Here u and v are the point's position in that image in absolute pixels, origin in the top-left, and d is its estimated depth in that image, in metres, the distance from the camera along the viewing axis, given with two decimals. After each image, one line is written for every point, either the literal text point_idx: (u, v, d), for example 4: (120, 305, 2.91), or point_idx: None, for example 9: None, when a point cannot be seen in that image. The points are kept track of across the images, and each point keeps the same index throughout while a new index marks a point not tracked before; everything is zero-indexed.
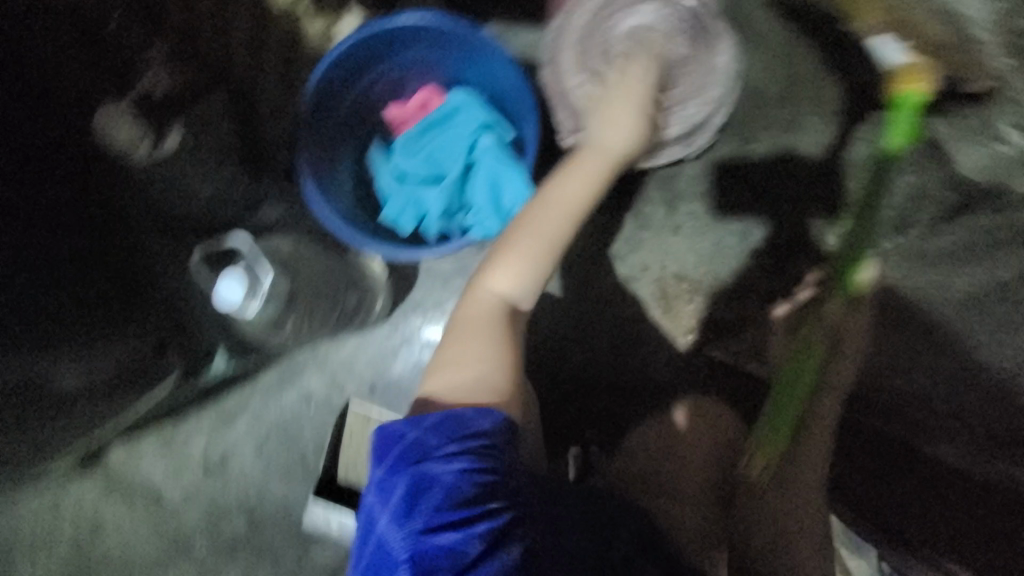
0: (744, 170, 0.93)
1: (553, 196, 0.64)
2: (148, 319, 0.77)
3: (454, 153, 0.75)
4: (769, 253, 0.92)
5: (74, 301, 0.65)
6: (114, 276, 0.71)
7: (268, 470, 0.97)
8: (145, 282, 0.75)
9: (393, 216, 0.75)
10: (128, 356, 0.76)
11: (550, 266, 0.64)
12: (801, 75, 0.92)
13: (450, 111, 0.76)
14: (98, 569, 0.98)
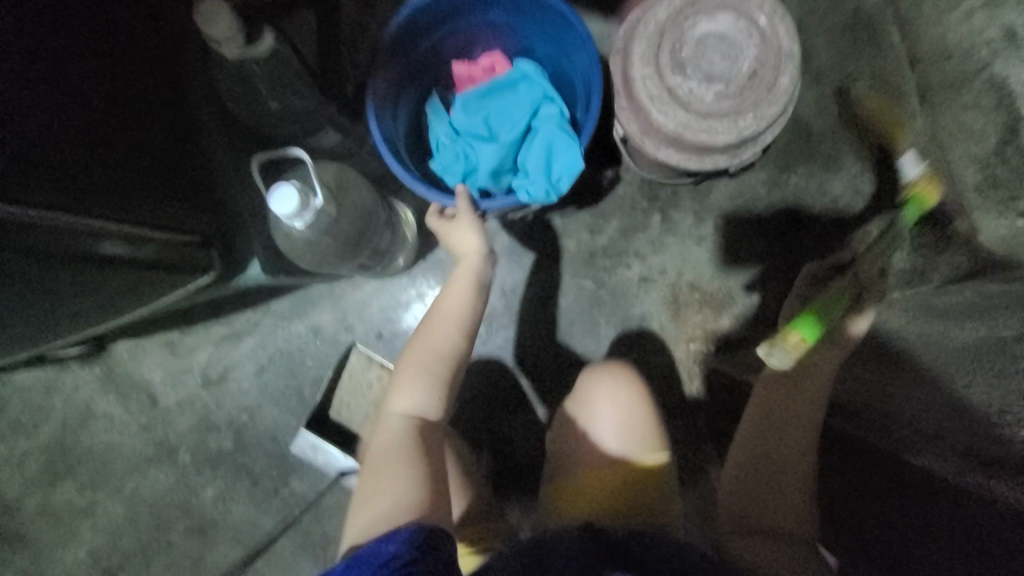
0: (775, 197, 0.96)
1: (436, 314, 0.70)
2: (192, 209, 0.69)
3: (512, 117, 0.78)
4: (784, 280, 0.96)
5: (97, 149, 0.58)
6: (157, 150, 0.65)
7: (264, 394, 1.00)
8: (190, 171, 0.69)
9: (442, 167, 0.79)
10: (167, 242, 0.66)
11: (447, 375, 0.68)
12: (846, 118, 0.96)
13: (516, 78, 0.79)
14: (83, 456, 1.01)
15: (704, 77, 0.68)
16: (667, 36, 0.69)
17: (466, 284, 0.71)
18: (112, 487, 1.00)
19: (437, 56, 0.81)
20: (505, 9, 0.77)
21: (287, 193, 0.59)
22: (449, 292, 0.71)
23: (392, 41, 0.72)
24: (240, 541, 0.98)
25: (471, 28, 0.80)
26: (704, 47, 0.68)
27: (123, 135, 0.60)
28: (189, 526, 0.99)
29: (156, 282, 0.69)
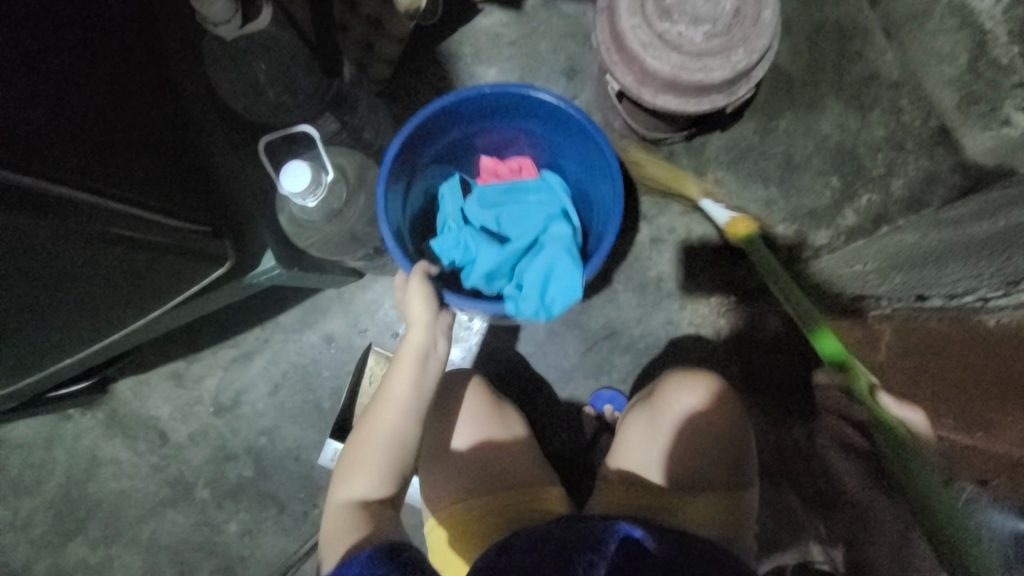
0: (769, 143, 0.98)
1: (382, 388, 0.67)
2: (199, 202, 0.61)
3: (521, 229, 0.81)
4: (793, 222, 0.97)
5: (100, 136, 0.50)
6: (156, 136, 0.57)
7: (281, 413, 0.95)
8: (193, 158, 0.62)
9: (440, 248, 0.80)
10: (180, 236, 0.57)
11: (399, 442, 0.65)
12: (822, 60, 0.99)
13: (537, 188, 0.84)
14: (97, 506, 0.95)
15: (690, 20, 0.69)
16: None
17: (413, 360, 0.66)
18: (129, 536, 0.95)
19: (469, 145, 0.84)
20: (538, 120, 0.79)
21: (296, 170, 0.59)
22: (397, 364, 0.67)
23: (421, 129, 0.73)
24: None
25: (507, 133, 0.83)
26: None
27: (114, 116, 0.52)
28: (215, 567, 0.93)
29: (171, 278, 0.61)
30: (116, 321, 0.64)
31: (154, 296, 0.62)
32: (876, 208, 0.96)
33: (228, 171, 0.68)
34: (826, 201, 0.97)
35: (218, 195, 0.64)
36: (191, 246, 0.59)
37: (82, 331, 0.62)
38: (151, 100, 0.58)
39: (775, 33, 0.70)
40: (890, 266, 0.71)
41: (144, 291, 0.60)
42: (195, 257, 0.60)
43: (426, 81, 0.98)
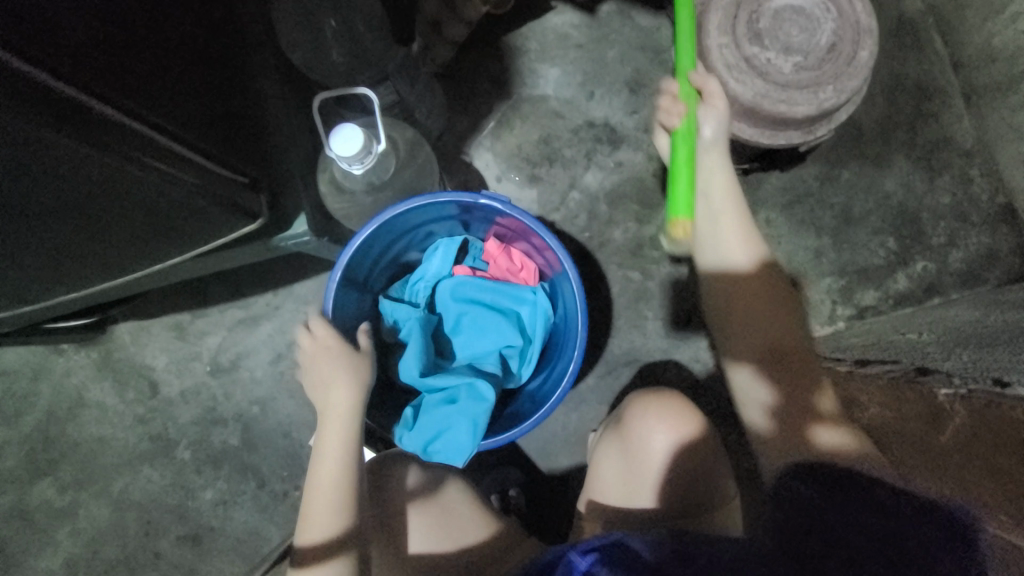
0: (827, 192, 0.94)
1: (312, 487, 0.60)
2: (243, 148, 0.58)
3: (475, 342, 0.75)
4: (840, 276, 0.93)
5: (138, 55, 0.45)
6: (205, 69, 0.53)
7: (279, 385, 0.90)
8: (243, 101, 0.59)
9: (392, 309, 0.77)
10: (219, 177, 0.54)
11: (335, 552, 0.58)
12: (897, 117, 0.95)
13: (521, 304, 0.77)
14: (74, 448, 0.91)
15: (782, 48, 0.65)
16: (746, 3, 0.66)
17: (340, 445, 0.61)
18: (100, 486, 0.90)
19: (484, 223, 0.77)
20: (545, 251, 0.73)
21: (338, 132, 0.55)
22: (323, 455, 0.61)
23: (431, 203, 0.68)
24: (240, 553, 0.87)
25: (521, 235, 0.76)
26: (781, 18, 0.66)
27: (163, 39, 0.48)
28: (183, 534, 0.88)
29: (200, 226, 0.58)
30: (128, 261, 0.60)
31: (149, 229, 0.56)
32: (930, 277, 0.92)
33: (272, 120, 0.64)
34: (880, 262, 0.93)
35: (259, 143, 0.61)
36: (225, 190, 0.55)
37: (84, 263, 0.58)
38: (210, 32, 0.54)
39: (865, 77, 0.67)
40: (952, 339, 0.66)
41: (138, 223, 0.54)
42: (201, 188, 0.53)
43: (484, 70, 0.95)
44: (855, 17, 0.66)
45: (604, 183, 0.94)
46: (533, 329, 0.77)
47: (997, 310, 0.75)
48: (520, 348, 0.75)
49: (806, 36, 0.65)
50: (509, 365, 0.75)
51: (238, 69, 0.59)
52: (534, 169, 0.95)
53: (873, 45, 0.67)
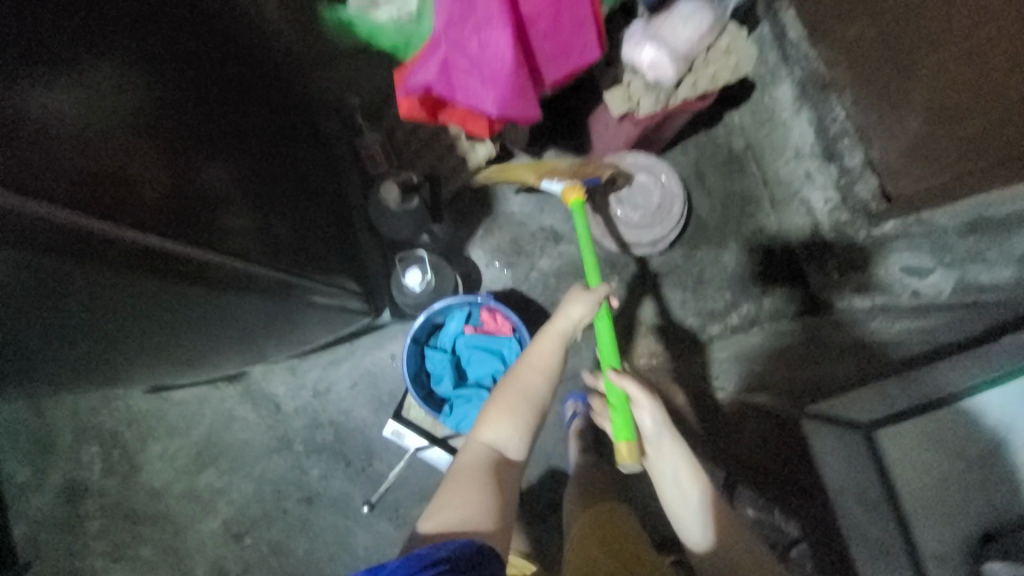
0: (687, 266, 1.55)
1: (532, 360, 0.92)
2: (324, 269, 1.06)
3: (479, 371, 1.28)
4: (698, 317, 1.53)
5: (273, 238, 0.91)
6: (297, 235, 1.00)
7: (356, 401, 1.46)
8: (322, 244, 1.09)
9: (429, 355, 1.28)
10: (313, 289, 1.01)
11: (532, 420, 0.89)
12: (729, 217, 1.56)
13: (503, 347, 1.28)
14: (225, 447, 1.44)
15: (631, 210, 1.26)
16: (613, 186, 1.25)
17: (553, 346, 0.93)
18: (243, 471, 1.43)
19: (478, 303, 1.25)
20: (514, 319, 1.24)
21: (418, 271, 1.12)
22: (543, 344, 0.93)
23: (451, 301, 1.22)
24: (340, 505, 1.41)
25: (501, 310, 1.24)
26: (630, 195, 1.26)
27: (278, 228, 0.94)
28: (301, 498, 1.42)
29: (304, 312, 1.05)
30: (267, 339, 1.12)
31: (268, 320, 1.00)
32: (752, 315, 1.52)
33: (343, 250, 1.17)
34: (720, 306, 1.53)
35: (333, 264, 1.11)
36: (314, 292, 1.02)
37: (242, 341, 1.07)
38: (296, 213, 1.02)
39: (677, 223, 1.26)
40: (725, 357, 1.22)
41: (252, 313, 0.93)
42: (302, 295, 0.98)
43: (475, 198, 1.53)
44: (671, 192, 1.26)
45: (553, 264, 1.52)
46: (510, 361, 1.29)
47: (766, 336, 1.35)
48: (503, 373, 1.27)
49: (642, 204, 1.26)
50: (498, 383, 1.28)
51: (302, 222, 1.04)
52: (509, 258, 1.52)
53: (681, 205, 1.26)
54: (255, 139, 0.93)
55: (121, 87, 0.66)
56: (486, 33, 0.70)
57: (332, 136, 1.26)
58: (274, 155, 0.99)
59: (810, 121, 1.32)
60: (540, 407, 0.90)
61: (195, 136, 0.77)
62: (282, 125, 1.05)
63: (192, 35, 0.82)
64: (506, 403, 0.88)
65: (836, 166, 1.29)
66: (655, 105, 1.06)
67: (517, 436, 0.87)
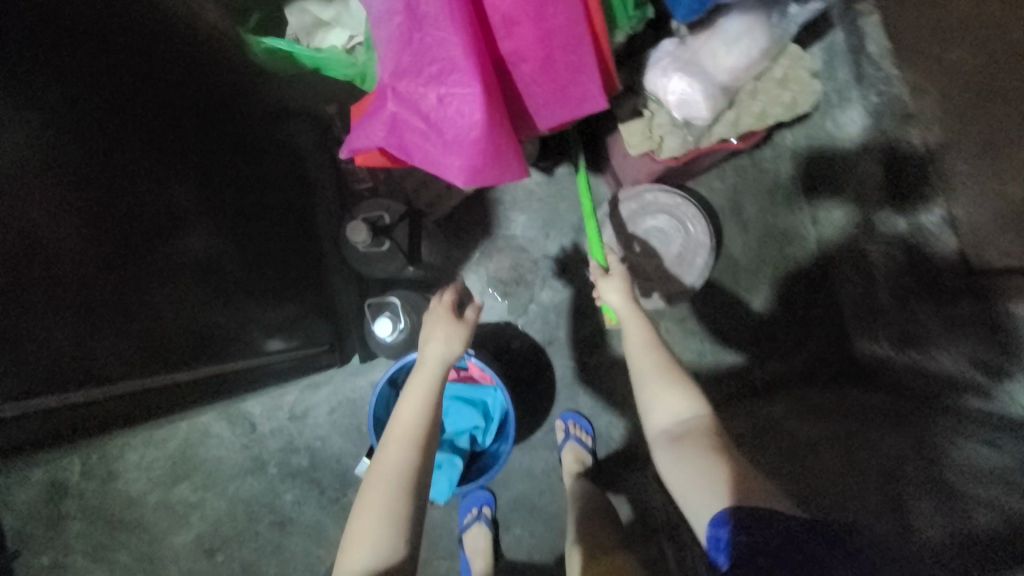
0: (710, 311, 1.36)
1: (392, 431, 0.79)
2: (262, 316, 0.98)
3: (454, 424, 1.14)
4: (716, 370, 1.35)
5: (196, 303, 0.82)
6: (234, 284, 0.91)
7: (333, 428, 1.38)
8: (265, 283, 1.00)
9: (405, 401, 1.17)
10: (243, 344, 0.94)
11: (404, 512, 0.73)
12: (765, 257, 1.36)
13: (485, 399, 1.15)
14: (199, 461, 1.40)
15: (646, 255, 1.07)
16: (624, 227, 1.07)
17: (417, 404, 0.80)
18: (217, 487, 1.39)
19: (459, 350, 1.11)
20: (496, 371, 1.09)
21: (388, 322, 0.99)
22: (402, 408, 0.80)
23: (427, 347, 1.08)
24: (312, 533, 1.36)
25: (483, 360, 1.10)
26: (643, 240, 1.07)
27: (208, 287, 0.85)
28: (274, 521, 1.37)
29: (247, 372, 0.97)
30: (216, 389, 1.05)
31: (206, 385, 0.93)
32: (777, 374, 1.33)
33: (292, 278, 1.08)
34: (741, 360, 1.35)
35: (276, 302, 1.03)
36: (245, 346, 0.94)
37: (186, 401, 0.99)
38: (237, 255, 0.93)
39: (699, 276, 1.05)
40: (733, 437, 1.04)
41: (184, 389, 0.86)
42: (240, 356, 0.93)
43: (473, 216, 1.37)
44: (694, 239, 1.05)
45: (556, 298, 1.36)
46: (491, 415, 1.15)
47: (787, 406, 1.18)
48: (482, 428, 1.13)
49: (658, 252, 1.07)
50: (475, 438, 1.14)
51: (245, 263, 0.94)
52: (507, 287, 1.37)
53: (704, 255, 1.05)
54: (197, 184, 0.84)
55: (23, 176, 0.57)
56: (446, 87, 0.55)
57: (286, 137, 1.13)
58: (213, 195, 0.88)
59: (880, 159, 1.08)
60: (411, 491, 0.74)
61: (115, 211, 0.68)
62: (236, 159, 0.95)
63: (116, 74, 0.70)
64: (370, 507, 0.73)
65: (905, 221, 1.06)
66: (682, 148, 0.86)
67: (392, 547, 0.72)
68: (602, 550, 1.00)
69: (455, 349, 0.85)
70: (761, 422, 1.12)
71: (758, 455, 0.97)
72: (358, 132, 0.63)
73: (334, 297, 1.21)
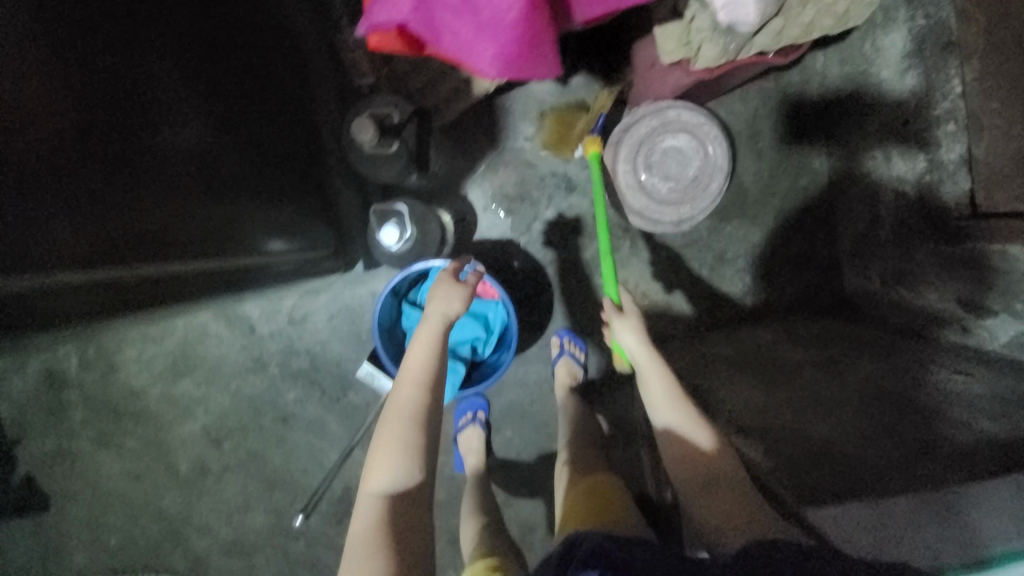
0: (713, 240, 1.36)
1: (405, 373, 0.86)
2: (265, 215, 0.95)
3: (455, 335, 1.17)
4: (713, 297, 1.37)
5: (193, 193, 0.79)
6: (234, 177, 0.87)
7: (333, 333, 1.40)
8: (267, 181, 0.95)
9: (407, 311, 1.18)
10: (245, 242, 0.91)
11: (417, 439, 0.82)
12: (775, 188, 1.34)
13: (486, 312, 1.18)
14: (200, 359, 1.43)
15: (663, 175, 1.03)
16: (644, 146, 1.03)
17: (427, 350, 0.88)
18: (219, 383, 1.44)
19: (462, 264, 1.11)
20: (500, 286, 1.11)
21: (395, 230, 0.97)
22: (413, 353, 0.87)
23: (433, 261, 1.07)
24: (313, 429, 1.44)
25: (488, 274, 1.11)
26: (661, 160, 1.03)
27: (206, 176, 0.81)
28: (277, 417, 1.44)
29: (248, 271, 0.95)
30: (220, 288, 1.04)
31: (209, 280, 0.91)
32: (768, 305, 1.37)
33: (293, 178, 1.03)
34: (738, 289, 1.37)
35: (279, 202, 0.98)
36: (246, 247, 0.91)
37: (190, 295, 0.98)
38: (237, 146, 0.87)
39: (710, 202, 1.03)
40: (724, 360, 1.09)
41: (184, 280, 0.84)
42: (245, 253, 0.91)
43: (480, 125, 1.29)
44: (712, 163, 1.02)
45: (560, 217, 1.34)
46: (491, 328, 1.18)
47: (773, 333, 1.23)
48: (482, 339, 1.17)
49: (676, 174, 1.03)
50: (475, 349, 1.18)
51: (244, 156, 0.89)
52: (511, 203, 1.33)
53: (719, 180, 1.03)
54: (181, 58, 0.77)
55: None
56: None
57: (284, 19, 1.03)
58: (201, 73, 0.81)
59: (913, 91, 1.04)
60: (422, 418, 0.83)
61: (92, 75, 0.63)
62: (232, 52, 0.88)
63: None
64: (388, 436, 0.81)
65: (924, 158, 1.04)
66: (719, 58, 0.80)
67: (411, 469, 0.80)
68: (592, 470, 1.04)
69: (461, 303, 0.93)
70: (742, 347, 1.17)
71: (744, 375, 1.03)
72: (380, 6, 0.56)
73: (333, 202, 1.17)
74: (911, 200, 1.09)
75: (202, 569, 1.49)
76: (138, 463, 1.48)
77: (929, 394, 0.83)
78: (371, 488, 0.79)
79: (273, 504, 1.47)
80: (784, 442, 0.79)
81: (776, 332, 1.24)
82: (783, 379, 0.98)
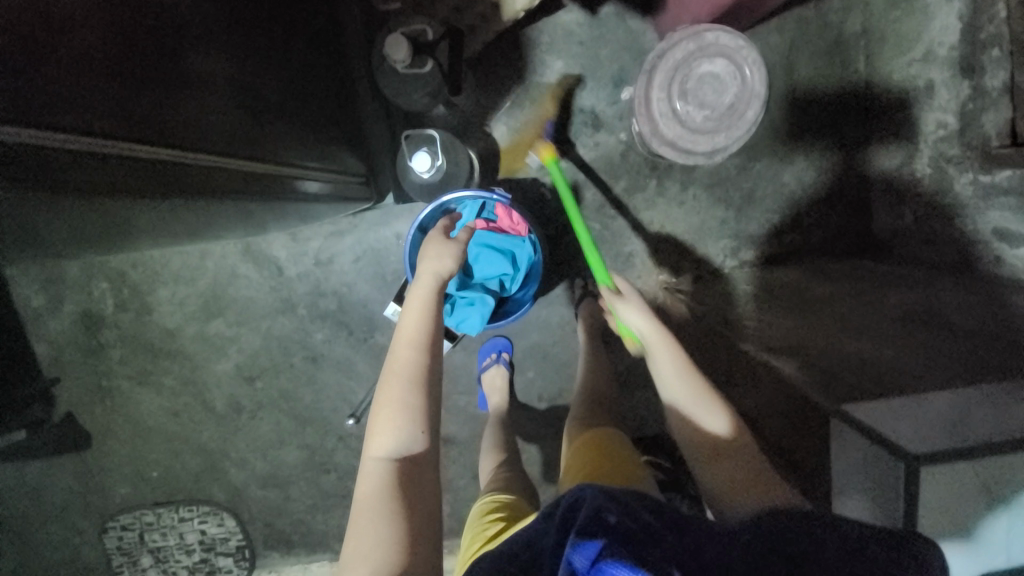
0: (742, 179, 1.33)
1: (401, 336, 0.86)
2: (300, 131, 0.91)
3: (483, 270, 1.16)
4: (739, 238, 1.36)
5: (241, 95, 0.75)
6: (272, 85, 0.83)
7: (359, 274, 1.42)
8: (299, 96, 0.91)
9: None
10: (288, 157, 0.88)
11: (417, 400, 0.81)
12: (809, 124, 1.30)
13: (514, 248, 1.18)
14: (230, 300, 1.46)
15: (698, 104, 1.01)
16: (680, 73, 1.00)
17: (422, 313, 0.88)
18: (250, 324, 1.48)
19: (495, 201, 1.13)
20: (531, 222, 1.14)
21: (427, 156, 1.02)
22: (408, 315, 0.88)
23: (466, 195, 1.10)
24: (342, 368, 1.49)
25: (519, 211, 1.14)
26: (696, 88, 1.00)
27: (249, 80, 0.77)
28: (306, 356, 1.49)
29: (284, 190, 0.92)
30: (245, 215, 0.99)
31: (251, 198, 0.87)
32: (795, 246, 1.35)
33: (321, 99, 1.00)
34: (765, 230, 1.35)
35: (310, 121, 0.95)
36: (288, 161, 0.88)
37: (216, 216, 0.93)
38: (271, 53, 0.83)
39: (746, 132, 1.01)
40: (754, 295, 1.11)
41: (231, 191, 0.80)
42: (285, 169, 0.88)
43: (505, 59, 1.26)
44: (750, 91, 0.99)
45: (586, 155, 1.32)
46: (519, 265, 1.19)
47: (800, 271, 1.23)
48: (510, 275, 1.17)
49: (711, 101, 1.00)
50: (502, 285, 1.17)
51: (277, 65, 0.85)
52: (536, 141, 1.31)
53: (757, 108, 0.99)
54: None
55: None
56: None
57: None
58: None
59: (961, 13, 1.00)
60: (422, 378, 0.82)
61: None
62: None
63: None
64: (390, 396, 0.80)
65: (970, 84, 1.01)
66: None
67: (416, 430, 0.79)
68: (589, 426, 1.05)
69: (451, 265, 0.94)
70: (767, 284, 1.18)
71: (775, 307, 1.03)
72: None
73: (359, 136, 1.16)
74: (952, 130, 1.06)
75: (240, 500, 1.58)
76: (175, 401, 1.54)
77: (964, 316, 0.83)
78: (375, 451, 0.78)
79: (304, 439, 1.54)
80: (825, 361, 0.82)
81: (803, 270, 1.23)
82: (814, 308, 0.98)
